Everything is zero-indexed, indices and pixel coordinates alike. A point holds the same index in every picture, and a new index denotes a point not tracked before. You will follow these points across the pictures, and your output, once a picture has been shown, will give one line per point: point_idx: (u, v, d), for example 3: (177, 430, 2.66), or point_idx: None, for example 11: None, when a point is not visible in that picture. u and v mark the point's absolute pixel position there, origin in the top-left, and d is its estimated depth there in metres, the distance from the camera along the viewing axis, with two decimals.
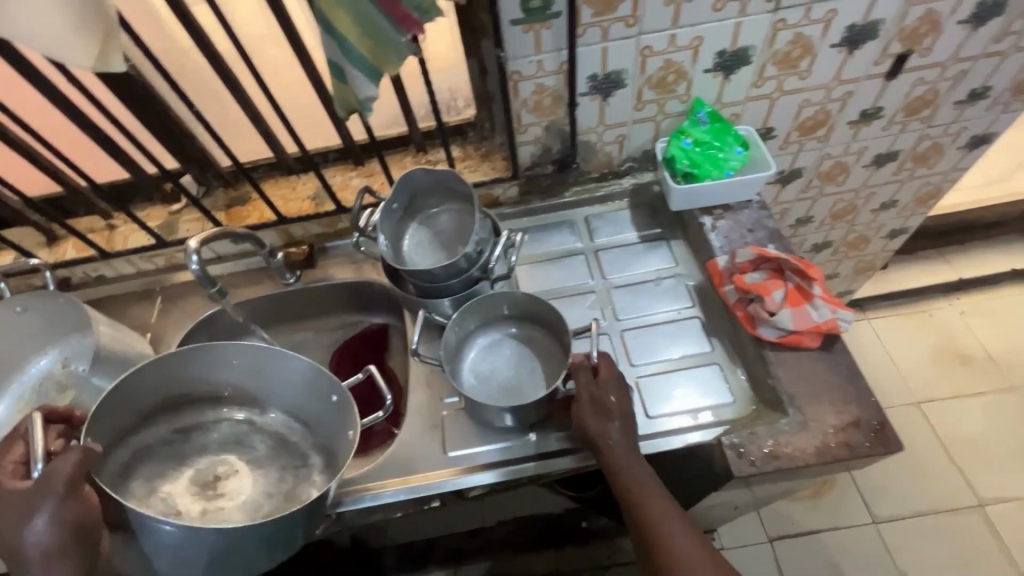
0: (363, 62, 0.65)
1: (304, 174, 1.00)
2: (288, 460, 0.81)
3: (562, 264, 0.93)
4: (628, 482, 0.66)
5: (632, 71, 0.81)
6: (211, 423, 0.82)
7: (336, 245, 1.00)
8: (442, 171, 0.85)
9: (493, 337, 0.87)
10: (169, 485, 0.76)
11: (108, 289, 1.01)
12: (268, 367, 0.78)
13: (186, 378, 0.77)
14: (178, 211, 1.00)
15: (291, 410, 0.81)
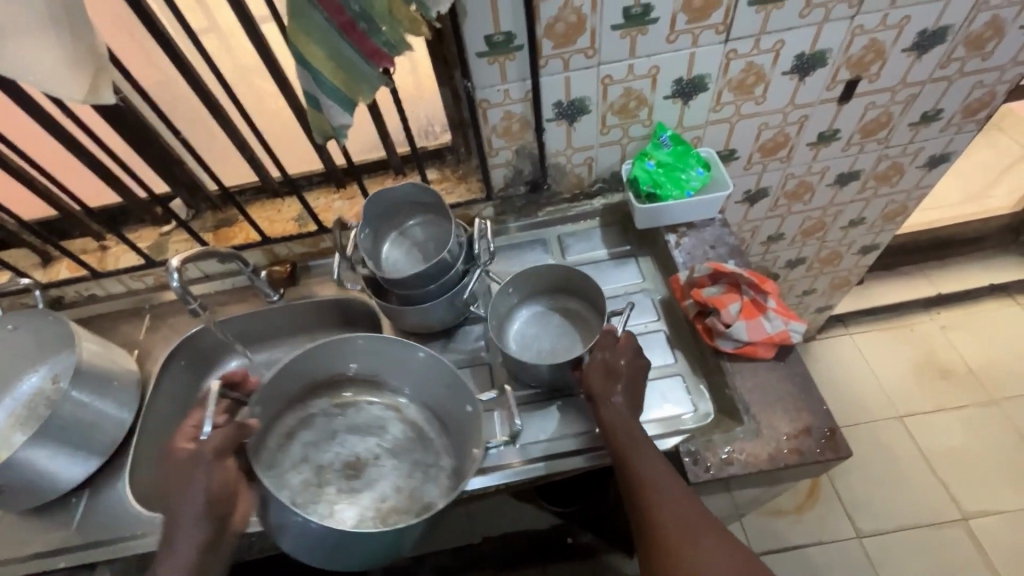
0: (337, 93, 0.69)
1: (289, 197, 1.05)
2: (425, 456, 0.85)
3: None
4: (623, 441, 0.68)
5: (595, 98, 0.86)
6: (369, 406, 0.90)
7: (319, 263, 1.05)
8: (410, 186, 0.89)
9: (537, 309, 0.93)
10: (316, 459, 0.84)
11: (98, 307, 1.05)
12: (409, 361, 0.84)
13: (340, 363, 0.86)
14: (168, 233, 1.04)
15: (433, 407, 0.88)
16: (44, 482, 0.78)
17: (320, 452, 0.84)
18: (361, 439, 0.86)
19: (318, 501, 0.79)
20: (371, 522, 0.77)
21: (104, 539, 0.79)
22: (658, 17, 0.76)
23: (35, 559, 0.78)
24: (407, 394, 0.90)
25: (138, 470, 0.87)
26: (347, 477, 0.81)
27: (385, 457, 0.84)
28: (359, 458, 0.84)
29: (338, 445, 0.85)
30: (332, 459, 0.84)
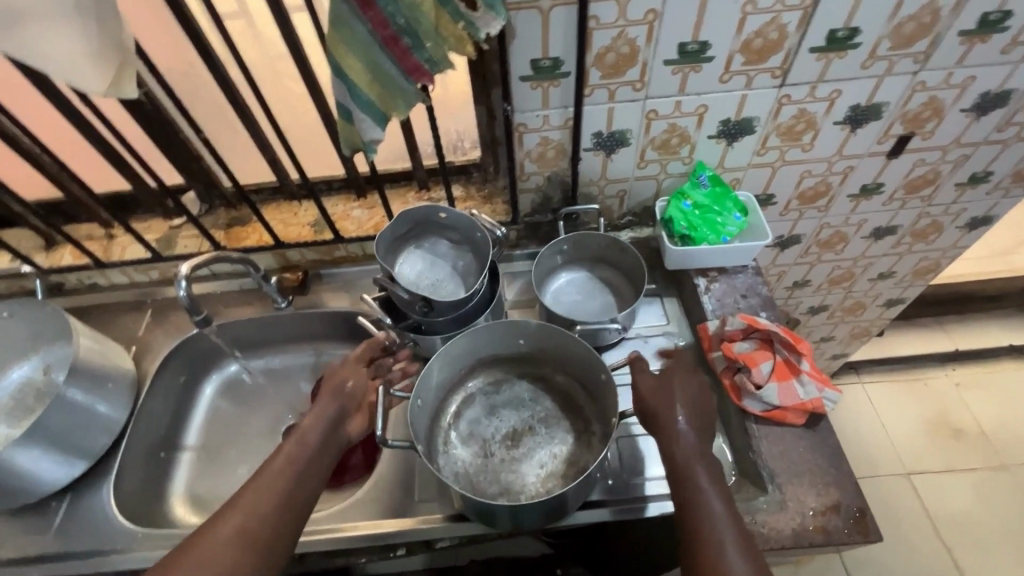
0: (371, 106, 0.66)
1: (306, 201, 1.01)
2: (577, 422, 0.80)
3: (573, 288, 0.93)
4: (682, 443, 0.64)
5: (637, 131, 0.82)
6: (519, 380, 0.85)
7: (331, 273, 1.01)
8: (403, 214, 0.82)
9: (575, 274, 0.94)
10: (478, 432, 0.80)
11: (101, 297, 1.01)
12: (547, 332, 0.79)
13: (485, 344, 0.82)
14: (178, 226, 1.00)
15: (572, 369, 0.82)
16: (26, 486, 0.73)
17: (479, 427, 0.80)
18: (515, 411, 0.82)
19: (489, 471, 0.76)
20: (540, 489, 0.74)
21: (83, 551, 0.74)
22: (714, 56, 0.72)
23: (8, 566, 0.73)
24: (547, 360, 0.84)
25: (124, 477, 0.82)
26: (510, 447, 0.78)
27: (540, 427, 0.80)
28: (516, 429, 0.80)
29: (494, 419, 0.81)
30: (494, 431, 0.80)
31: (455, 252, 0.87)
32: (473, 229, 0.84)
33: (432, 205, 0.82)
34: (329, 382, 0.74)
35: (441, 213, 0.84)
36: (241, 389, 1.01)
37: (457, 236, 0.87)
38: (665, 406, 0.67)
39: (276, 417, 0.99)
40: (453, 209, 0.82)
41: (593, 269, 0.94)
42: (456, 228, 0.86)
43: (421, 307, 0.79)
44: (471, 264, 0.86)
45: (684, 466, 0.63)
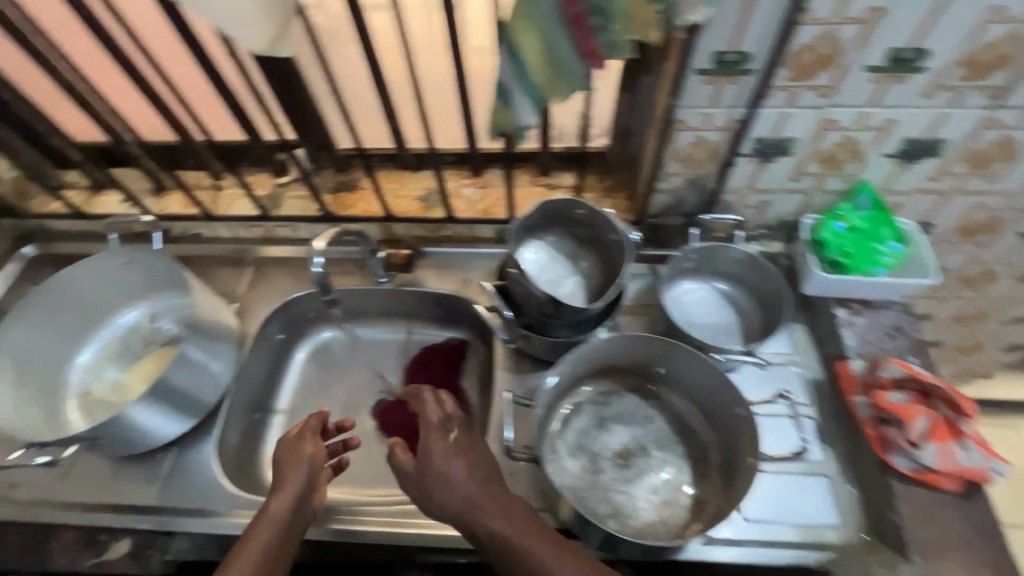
0: (533, 89, 0.60)
1: (417, 172, 0.96)
2: (694, 448, 0.75)
3: (698, 301, 0.86)
4: (491, 520, 0.61)
5: (805, 141, 0.73)
6: (631, 393, 0.80)
7: (434, 251, 0.96)
8: (538, 204, 0.77)
9: (699, 285, 0.87)
10: (587, 445, 0.76)
11: (200, 248, 0.99)
12: (673, 353, 0.73)
13: (603, 355, 0.76)
14: (285, 184, 0.97)
15: (695, 392, 0.76)
16: (137, 439, 0.73)
17: (587, 439, 0.76)
18: (624, 428, 0.77)
19: (597, 489, 0.71)
20: (652, 515, 0.70)
21: (187, 507, 0.74)
22: (927, 67, 0.63)
23: (116, 512, 0.73)
24: (680, 385, 0.78)
25: (224, 437, 0.82)
26: (621, 467, 0.74)
27: (654, 450, 0.75)
28: (627, 448, 0.75)
29: (604, 433, 0.77)
30: (603, 446, 0.76)
31: (580, 250, 0.82)
32: (608, 232, 0.77)
33: (573, 200, 0.76)
34: (281, 465, 0.68)
35: (579, 208, 0.78)
36: (330, 358, 0.99)
37: (585, 234, 0.81)
38: (441, 489, 0.63)
39: (362, 391, 0.97)
40: (597, 206, 0.75)
41: (721, 283, 0.87)
42: (589, 227, 0.80)
43: (547, 305, 0.73)
44: (596, 268, 0.80)
45: (497, 538, 0.61)
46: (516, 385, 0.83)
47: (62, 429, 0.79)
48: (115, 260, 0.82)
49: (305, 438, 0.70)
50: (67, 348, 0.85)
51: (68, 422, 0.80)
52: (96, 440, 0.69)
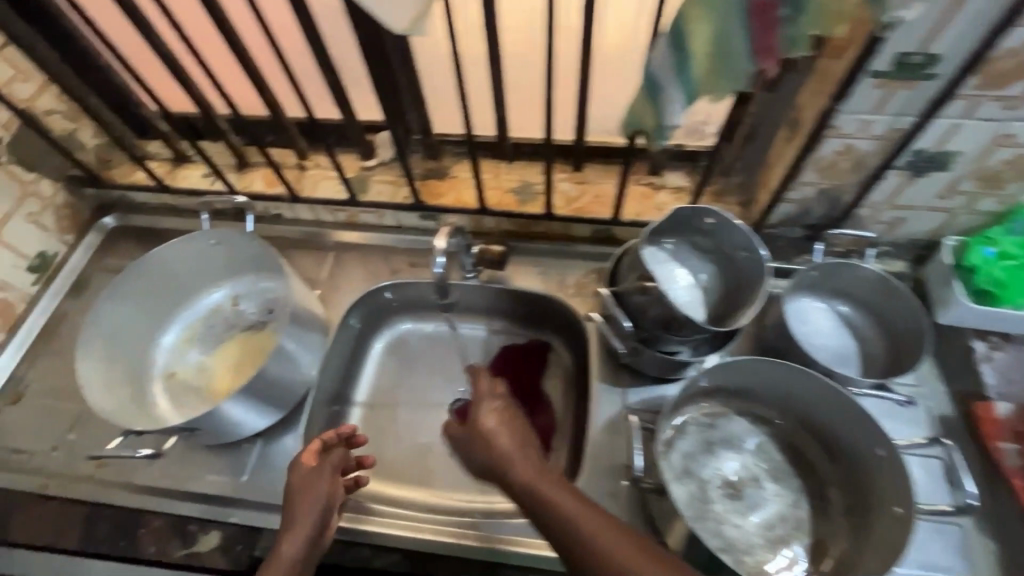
0: (689, 84, 0.55)
1: (512, 163, 0.91)
2: (811, 482, 0.70)
3: (819, 323, 0.79)
4: (520, 473, 0.60)
5: (969, 157, 0.66)
6: (740, 417, 0.74)
7: (523, 246, 0.92)
8: (669, 213, 0.72)
9: (820, 306, 0.81)
10: (694, 471, 0.70)
11: (283, 229, 0.97)
12: (802, 382, 0.67)
13: (723, 376, 0.70)
14: (372, 168, 0.93)
15: (816, 423, 0.70)
16: (229, 429, 0.70)
17: (695, 464, 0.71)
18: (733, 454, 0.72)
19: (709, 520, 0.66)
20: (767, 553, 0.65)
21: (269, 503, 0.71)
22: None
23: (201, 501, 0.71)
24: (801, 416, 0.71)
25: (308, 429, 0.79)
26: (732, 497, 0.68)
27: (768, 480, 0.70)
28: (738, 476, 0.70)
29: (712, 459, 0.71)
30: (712, 473, 0.70)
31: (699, 261, 0.78)
32: (737, 245, 0.73)
33: (707, 211, 0.72)
34: (293, 498, 0.64)
35: (709, 218, 0.73)
36: (409, 352, 0.96)
37: (706, 244, 0.77)
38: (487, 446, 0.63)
39: (440, 389, 0.93)
40: (733, 218, 0.70)
41: (843, 304, 0.80)
42: (713, 239, 0.75)
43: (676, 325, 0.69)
44: (715, 280, 0.77)
45: (526, 487, 0.59)
46: (622, 402, 0.77)
47: (149, 409, 0.78)
48: (203, 239, 0.79)
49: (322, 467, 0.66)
50: (151, 326, 0.82)
51: (155, 399, 0.79)
52: (190, 430, 0.67)
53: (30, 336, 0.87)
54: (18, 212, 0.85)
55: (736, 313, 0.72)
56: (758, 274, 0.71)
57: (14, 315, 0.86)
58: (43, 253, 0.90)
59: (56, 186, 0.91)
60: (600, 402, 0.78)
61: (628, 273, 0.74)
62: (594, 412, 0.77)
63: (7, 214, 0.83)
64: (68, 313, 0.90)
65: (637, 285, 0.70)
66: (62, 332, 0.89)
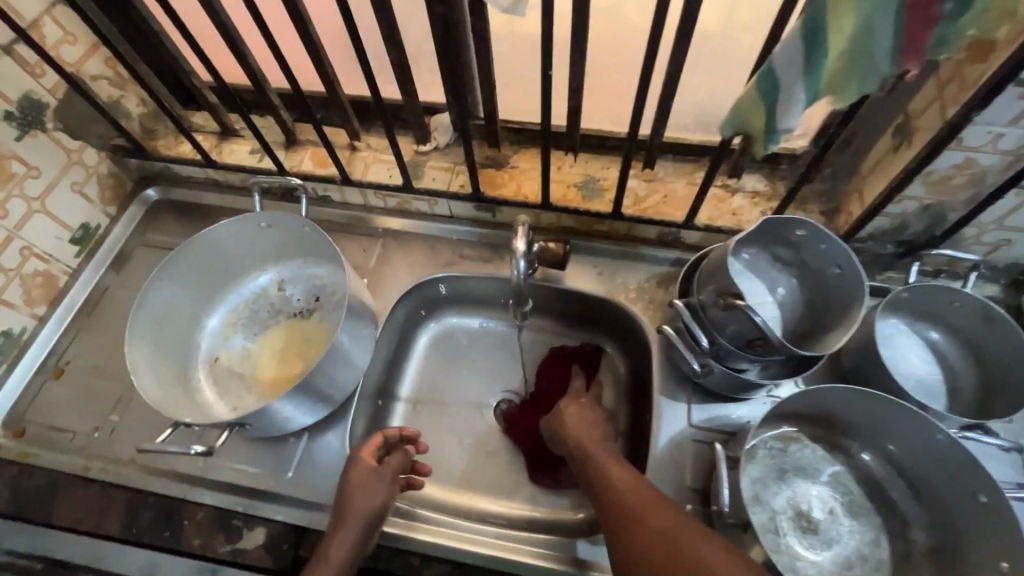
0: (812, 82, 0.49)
1: (576, 156, 0.85)
2: (891, 520, 0.65)
3: (906, 350, 0.74)
4: (579, 436, 0.70)
5: None
6: (813, 444, 0.69)
7: (581, 244, 0.86)
8: (758, 224, 0.64)
9: (906, 330, 0.75)
10: (766, 501, 0.66)
11: (331, 212, 0.93)
12: (895, 414, 0.62)
13: (804, 401, 0.65)
14: (426, 153, 0.88)
15: (902, 457, 0.65)
16: (278, 423, 0.67)
17: (767, 492, 0.66)
18: (806, 484, 0.67)
19: (783, 555, 0.62)
20: None
21: (314, 503, 0.68)
22: None
23: (247, 496, 0.69)
24: (891, 454, 0.66)
25: (353, 425, 0.76)
26: (805, 531, 0.64)
27: (843, 515, 0.66)
28: (812, 507, 0.66)
29: (784, 487, 0.67)
30: (785, 503, 0.66)
31: (779, 272, 0.71)
32: (828, 261, 0.66)
33: (799, 221, 0.64)
34: (349, 498, 0.61)
35: (800, 231, 0.65)
36: (455, 347, 0.92)
37: (789, 255, 0.70)
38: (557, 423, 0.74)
39: (484, 388, 0.89)
40: (831, 232, 0.63)
41: (933, 329, 0.74)
42: (799, 250, 0.68)
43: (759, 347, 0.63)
44: (796, 295, 0.70)
45: (579, 445, 0.68)
46: (687, 420, 0.72)
47: (193, 394, 0.75)
48: (254, 222, 0.75)
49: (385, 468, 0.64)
50: (198, 309, 0.79)
51: (200, 386, 0.76)
52: (239, 425, 0.65)
53: (72, 310, 0.85)
54: (63, 181, 0.82)
55: (825, 335, 0.66)
56: (852, 293, 0.64)
57: (57, 287, 0.84)
58: (87, 224, 0.87)
59: (101, 155, 0.88)
60: (663, 419, 0.73)
61: (704, 282, 0.67)
62: (656, 429, 0.72)
63: (53, 183, 0.80)
64: (110, 288, 0.88)
65: (720, 301, 0.63)
66: (104, 307, 0.86)
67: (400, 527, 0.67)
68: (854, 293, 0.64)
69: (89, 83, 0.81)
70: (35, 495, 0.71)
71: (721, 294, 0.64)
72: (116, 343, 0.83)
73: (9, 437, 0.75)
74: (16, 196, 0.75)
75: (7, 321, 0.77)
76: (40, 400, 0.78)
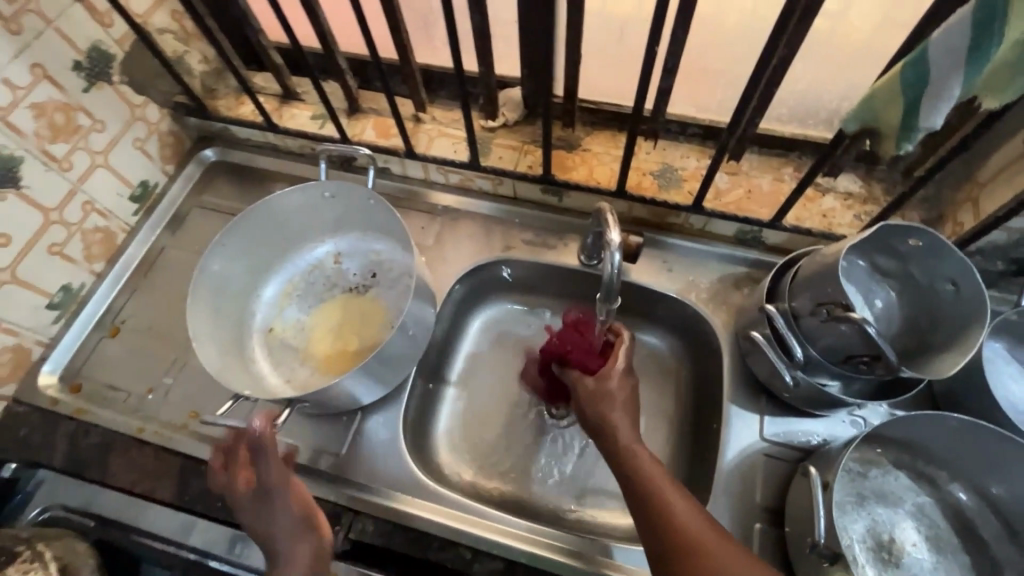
0: (973, 75, 0.43)
1: (655, 142, 0.80)
2: (980, 560, 0.60)
3: (1012, 377, 0.67)
4: (617, 427, 0.58)
5: None
6: (898, 472, 0.64)
7: (653, 238, 0.81)
8: (870, 228, 0.58)
9: (1012, 356, 0.68)
10: (845, 528, 0.61)
11: (389, 185, 0.89)
12: (1000, 450, 0.57)
13: (897, 426, 0.61)
14: (494, 129, 0.83)
15: (1000, 496, 0.60)
16: (338, 401, 0.65)
17: (845, 519, 0.62)
18: (887, 513, 0.63)
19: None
20: None
21: (363, 483, 0.68)
22: None
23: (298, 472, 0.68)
24: (988, 492, 0.61)
25: (407, 409, 0.74)
26: (885, 563, 0.60)
27: (927, 550, 0.61)
28: (894, 539, 0.61)
29: (863, 515, 0.62)
30: (863, 531, 0.61)
31: (881, 282, 0.66)
32: (940, 276, 0.60)
33: (918, 228, 0.58)
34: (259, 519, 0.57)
35: (915, 240, 0.59)
36: (506, 334, 0.88)
37: (891, 266, 0.64)
38: (604, 412, 0.60)
39: None
40: (953, 244, 0.57)
41: None
42: (908, 260, 0.62)
43: (860, 364, 0.60)
44: (893, 308, 0.65)
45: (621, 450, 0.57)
46: (759, 432, 0.68)
47: (247, 364, 0.73)
48: (317, 192, 0.73)
49: (258, 480, 0.58)
50: (255, 279, 0.78)
51: (255, 357, 0.75)
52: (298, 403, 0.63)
53: (128, 269, 0.84)
54: (125, 137, 0.80)
55: (928, 353, 0.61)
56: (966, 311, 0.59)
57: (115, 245, 0.83)
58: (146, 181, 0.85)
59: (163, 113, 0.85)
60: (732, 430, 0.69)
61: (800, 290, 0.63)
62: (725, 440, 0.68)
63: (116, 138, 0.78)
64: (166, 249, 0.87)
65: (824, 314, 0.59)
66: (160, 267, 0.85)
67: (466, 522, 0.65)
68: (969, 313, 0.58)
69: (156, 37, 0.79)
70: (90, 453, 0.70)
71: (821, 304, 0.60)
72: (172, 305, 0.82)
73: (66, 391, 0.75)
74: (80, 149, 0.74)
75: (67, 276, 0.77)
76: (96, 357, 0.78)
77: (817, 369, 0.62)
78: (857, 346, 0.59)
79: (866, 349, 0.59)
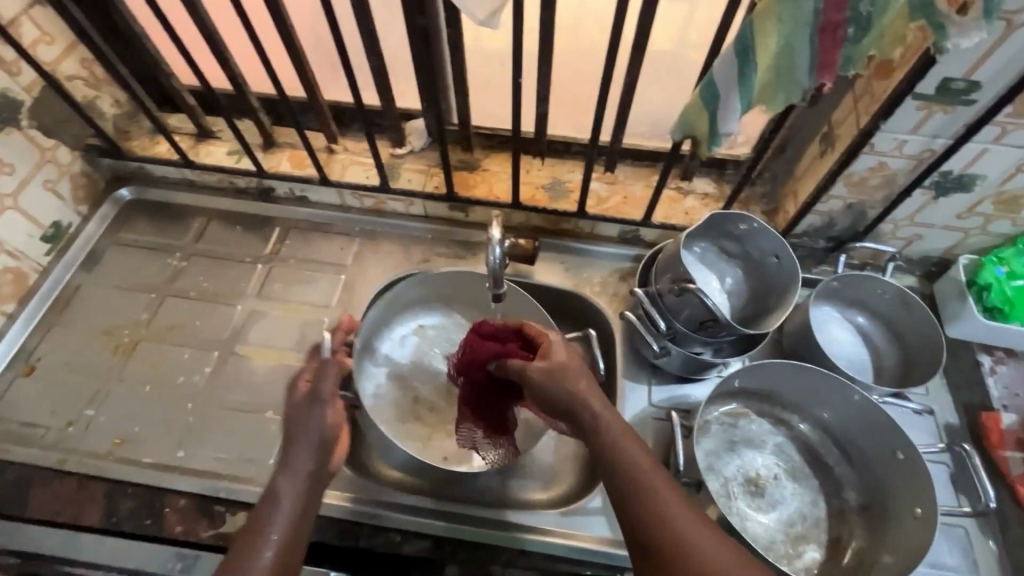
0: (749, 91, 0.57)
1: (546, 160, 0.92)
2: (828, 481, 0.73)
3: (839, 332, 0.83)
4: (590, 411, 0.58)
5: (989, 180, 0.70)
6: (760, 420, 0.77)
7: (552, 242, 0.92)
8: (708, 215, 0.73)
9: (838, 315, 0.84)
10: (720, 470, 0.72)
11: (307, 213, 0.95)
12: (824, 386, 0.71)
13: (745, 377, 0.74)
14: (402, 156, 0.92)
15: (834, 425, 0.74)
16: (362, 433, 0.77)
17: (720, 463, 0.72)
18: (756, 455, 0.74)
19: (736, 518, 0.68)
20: (783, 546, 0.68)
21: None
22: None
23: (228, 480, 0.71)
24: (825, 423, 0.75)
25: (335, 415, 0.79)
26: (754, 495, 0.71)
27: (787, 479, 0.73)
28: (760, 474, 0.73)
29: (735, 458, 0.73)
30: (736, 472, 0.72)
31: (728, 264, 0.80)
32: (766, 252, 0.75)
33: (739, 215, 0.73)
34: (291, 432, 0.60)
35: (743, 224, 0.75)
36: None
37: (733, 248, 0.78)
38: (573, 390, 0.59)
39: None
40: (768, 225, 0.72)
41: (859, 314, 0.84)
42: (743, 242, 0.77)
43: (710, 328, 0.72)
44: (741, 284, 0.79)
45: (601, 433, 0.57)
46: (648, 399, 0.79)
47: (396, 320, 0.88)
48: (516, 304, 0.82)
49: (315, 383, 0.63)
50: (439, 294, 0.89)
51: (401, 323, 0.89)
52: None
53: (41, 309, 0.85)
54: (36, 179, 0.82)
55: (766, 316, 0.75)
56: (788, 276, 0.74)
57: (27, 285, 0.84)
58: (58, 222, 0.87)
59: (74, 155, 0.88)
60: (626, 399, 0.79)
61: (660, 274, 0.76)
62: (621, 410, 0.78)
63: (25, 180, 0.80)
64: (82, 287, 0.88)
65: (674, 287, 0.72)
66: (76, 305, 0.86)
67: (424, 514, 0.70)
68: (789, 279, 0.73)
69: (65, 83, 0.82)
70: (7, 491, 0.70)
71: (675, 281, 0.73)
72: (92, 341, 0.83)
73: None
74: None
75: None
76: (10, 396, 0.78)
77: (685, 340, 0.74)
78: (703, 312, 0.72)
79: (708, 314, 0.71)
